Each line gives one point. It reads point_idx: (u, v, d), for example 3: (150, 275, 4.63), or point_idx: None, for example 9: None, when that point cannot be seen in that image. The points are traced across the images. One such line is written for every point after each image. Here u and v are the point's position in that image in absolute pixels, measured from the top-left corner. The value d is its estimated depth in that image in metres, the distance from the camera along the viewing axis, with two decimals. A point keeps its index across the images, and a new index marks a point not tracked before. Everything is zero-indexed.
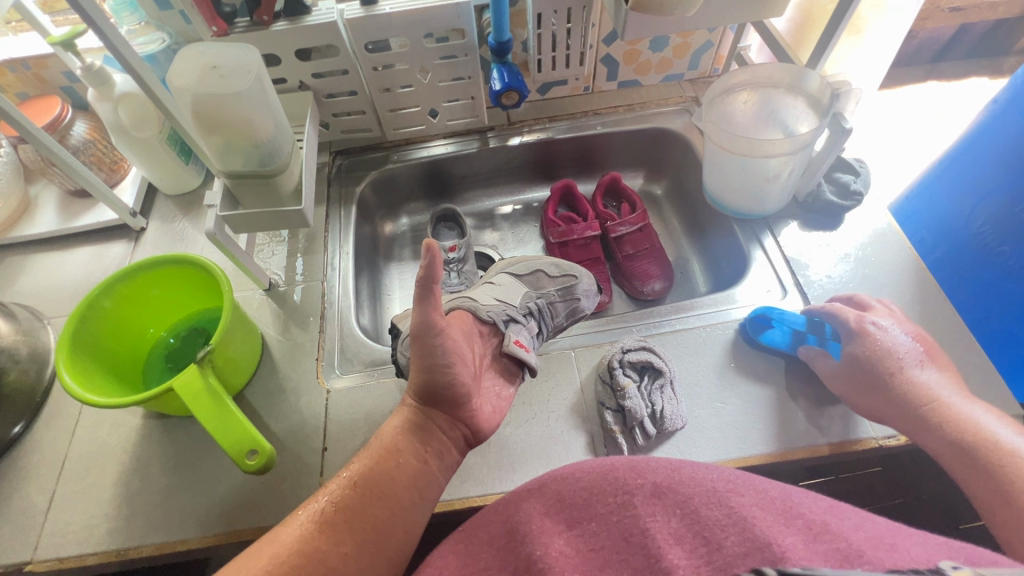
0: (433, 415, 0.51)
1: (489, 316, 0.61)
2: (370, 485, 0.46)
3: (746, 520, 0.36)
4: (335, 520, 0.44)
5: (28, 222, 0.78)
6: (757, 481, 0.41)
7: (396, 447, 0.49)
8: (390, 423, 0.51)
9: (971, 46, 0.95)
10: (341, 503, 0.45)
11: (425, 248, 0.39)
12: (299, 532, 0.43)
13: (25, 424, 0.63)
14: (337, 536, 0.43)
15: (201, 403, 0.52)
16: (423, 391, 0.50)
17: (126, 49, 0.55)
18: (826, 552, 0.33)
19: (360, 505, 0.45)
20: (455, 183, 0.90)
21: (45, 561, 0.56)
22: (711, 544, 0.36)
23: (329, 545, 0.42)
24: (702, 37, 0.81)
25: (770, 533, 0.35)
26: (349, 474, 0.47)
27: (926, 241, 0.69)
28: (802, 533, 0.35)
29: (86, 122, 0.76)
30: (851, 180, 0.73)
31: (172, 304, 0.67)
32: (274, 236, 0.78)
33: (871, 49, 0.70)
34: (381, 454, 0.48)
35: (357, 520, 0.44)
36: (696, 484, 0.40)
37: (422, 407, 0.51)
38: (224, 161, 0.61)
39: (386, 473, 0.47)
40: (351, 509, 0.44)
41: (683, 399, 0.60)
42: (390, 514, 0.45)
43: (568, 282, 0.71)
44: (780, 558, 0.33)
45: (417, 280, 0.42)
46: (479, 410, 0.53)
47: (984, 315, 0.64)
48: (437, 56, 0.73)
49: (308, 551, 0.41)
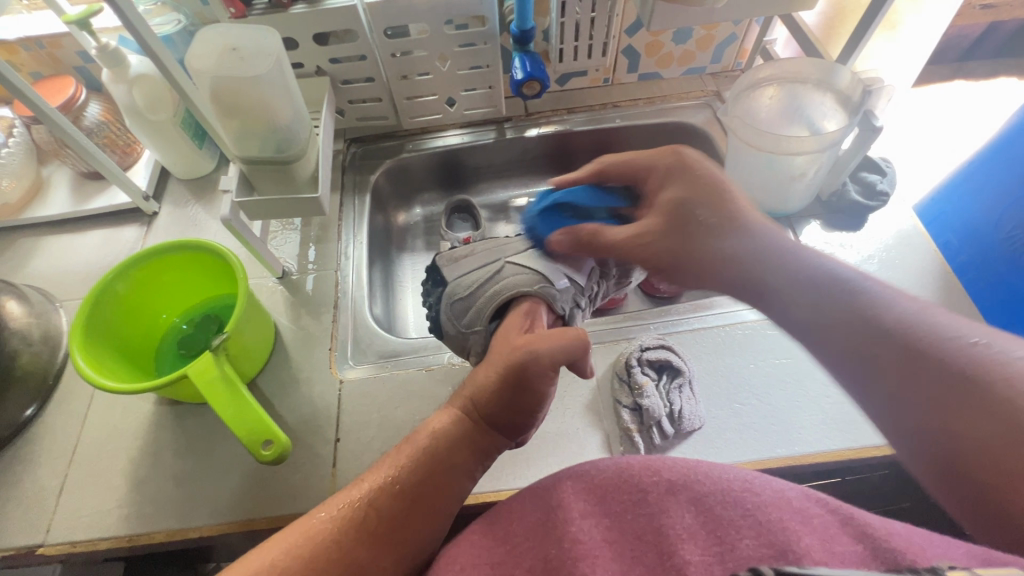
0: (489, 432, 0.49)
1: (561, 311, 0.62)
2: (414, 498, 0.44)
3: (765, 524, 0.36)
4: (376, 534, 0.42)
5: (40, 203, 0.77)
6: (775, 482, 0.40)
7: (445, 457, 0.47)
8: (438, 428, 0.49)
9: (1002, 44, 0.92)
10: (382, 513, 0.43)
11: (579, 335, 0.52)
12: (336, 540, 0.41)
13: (38, 406, 0.63)
14: (375, 549, 0.41)
15: (215, 390, 0.52)
16: (487, 403, 0.49)
17: (145, 28, 0.54)
18: (845, 556, 0.33)
19: (405, 519, 0.43)
20: (470, 174, 0.89)
21: (56, 544, 0.56)
22: (725, 544, 0.36)
23: (368, 557, 0.41)
24: (726, 30, 0.79)
25: (788, 536, 0.34)
26: (397, 482, 0.45)
27: (952, 244, 0.67)
28: (818, 535, 0.35)
29: (100, 103, 0.75)
30: (877, 179, 0.72)
31: (185, 289, 0.66)
32: (287, 223, 0.77)
33: (904, 44, 0.68)
34: (427, 462, 0.46)
35: (399, 535, 0.43)
36: (712, 481, 0.40)
37: (474, 416, 0.49)
38: (241, 146, 0.61)
39: (435, 487, 0.45)
40: (393, 523, 0.43)
41: (702, 399, 0.59)
42: (432, 528, 0.44)
43: (630, 259, 0.68)
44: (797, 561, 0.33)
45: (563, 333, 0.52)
46: (531, 427, 0.52)
47: (1010, 321, 0.60)
48: (456, 44, 0.71)
49: (346, 562, 0.40)
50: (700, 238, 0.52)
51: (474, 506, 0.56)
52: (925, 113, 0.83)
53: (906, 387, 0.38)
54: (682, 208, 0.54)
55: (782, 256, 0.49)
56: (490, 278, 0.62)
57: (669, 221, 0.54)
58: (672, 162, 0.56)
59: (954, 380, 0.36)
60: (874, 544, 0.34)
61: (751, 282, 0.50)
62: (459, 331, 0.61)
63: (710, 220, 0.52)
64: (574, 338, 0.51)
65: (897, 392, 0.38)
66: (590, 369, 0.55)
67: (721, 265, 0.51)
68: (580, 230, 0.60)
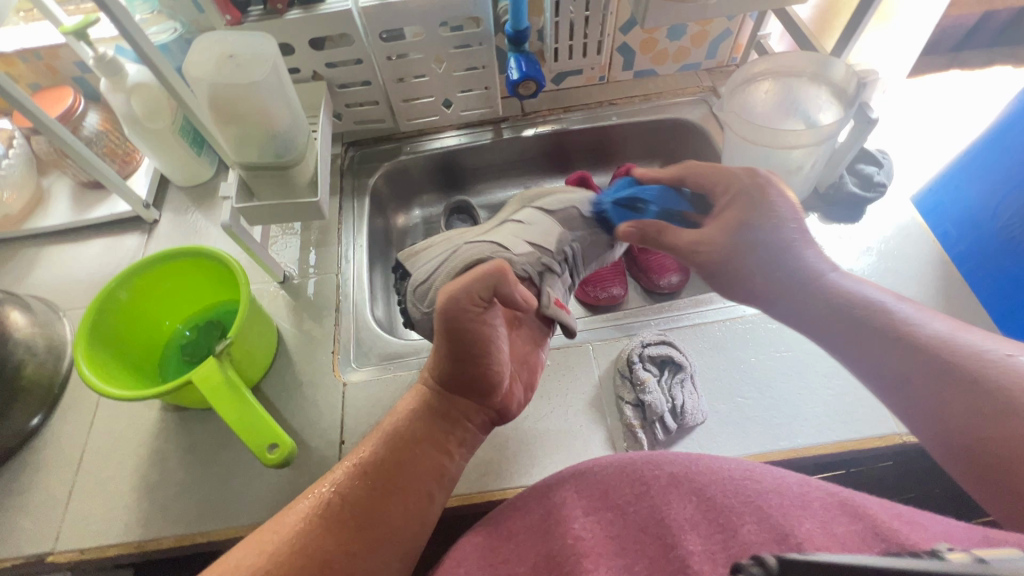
0: (455, 401, 0.50)
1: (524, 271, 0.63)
2: (381, 479, 0.46)
3: (765, 510, 0.36)
4: (342, 520, 0.43)
5: (42, 214, 0.77)
6: (772, 470, 0.40)
7: (409, 433, 0.48)
8: (402, 413, 0.50)
9: (995, 32, 0.92)
10: (347, 498, 0.44)
11: (500, 267, 0.45)
12: (308, 529, 0.42)
13: (44, 415, 0.63)
14: (344, 536, 0.42)
15: (219, 395, 0.52)
16: (440, 374, 0.49)
17: (142, 38, 0.54)
18: (846, 537, 0.34)
19: (375, 502, 0.45)
20: (468, 174, 0.89)
21: (66, 551, 0.56)
22: (728, 530, 0.36)
23: (336, 546, 0.42)
24: (720, 25, 0.80)
25: (788, 522, 0.35)
26: (358, 469, 0.46)
27: (950, 234, 0.67)
28: (818, 519, 0.35)
29: (99, 113, 0.76)
30: (874, 172, 0.72)
31: (188, 296, 0.67)
32: (287, 228, 0.78)
33: (898, 34, 0.68)
34: (395, 444, 0.48)
35: (370, 516, 0.44)
36: (710, 472, 0.40)
37: (436, 390, 0.50)
38: (240, 152, 0.61)
39: (400, 466, 0.47)
40: (358, 503, 0.44)
41: (703, 393, 0.60)
42: (405, 507, 0.45)
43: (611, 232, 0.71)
44: (797, 546, 0.34)
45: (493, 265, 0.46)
46: (500, 390, 0.50)
47: (1009, 308, 0.60)
48: (452, 45, 0.72)
49: (310, 551, 0.41)
50: (753, 262, 0.53)
51: (480, 506, 0.56)
52: (920, 105, 0.83)
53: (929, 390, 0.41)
54: (742, 226, 0.54)
55: (824, 293, 0.50)
56: (448, 258, 0.65)
57: (728, 243, 0.54)
58: (747, 185, 0.55)
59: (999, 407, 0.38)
60: (873, 524, 0.34)
61: (788, 306, 0.52)
62: (424, 314, 0.63)
63: (764, 240, 0.53)
64: (488, 267, 0.45)
65: (941, 397, 0.41)
66: (530, 298, 0.48)
67: (754, 282, 0.53)
68: (648, 227, 0.59)
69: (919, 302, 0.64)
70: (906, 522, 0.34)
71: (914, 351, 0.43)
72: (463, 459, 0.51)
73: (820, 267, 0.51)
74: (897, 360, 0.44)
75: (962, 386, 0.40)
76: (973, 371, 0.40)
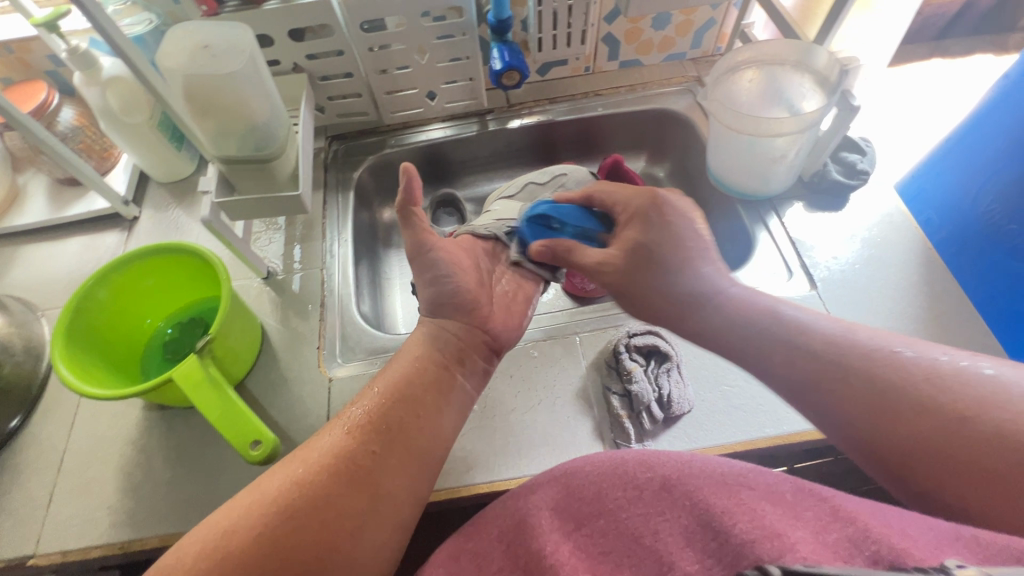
0: (451, 322, 0.54)
1: (488, 232, 0.65)
2: (397, 393, 0.48)
3: (757, 512, 0.35)
4: (363, 428, 0.45)
5: (18, 211, 0.76)
6: (770, 475, 0.39)
7: (419, 353, 0.51)
8: (413, 343, 0.53)
9: (976, 22, 0.92)
10: (368, 411, 0.46)
11: (403, 170, 0.47)
12: (338, 442, 0.44)
13: (23, 417, 0.62)
14: (366, 440, 0.44)
15: (201, 393, 0.51)
16: (429, 300, 0.54)
17: (114, 30, 0.53)
18: (837, 545, 0.33)
19: (398, 414, 0.46)
20: (454, 167, 0.88)
21: (47, 554, 0.55)
22: (720, 538, 0.35)
23: (358, 449, 0.44)
24: (705, 14, 0.79)
25: (781, 524, 0.34)
26: (378, 390, 0.48)
27: (933, 221, 0.67)
28: (812, 526, 0.34)
29: (74, 108, 0.74)
30: (858, 159, 0.72)
31: (169, 294, 0.66)
32: (270, 224, 0.77)
33: (879, 21, 0.68)
34: (410, 365, 0.50)
35: (396, 428, 0.46)
36: (704, 475, 0.39)
37: (445, 318, 0.54)
38: (218, 146, 0.60)
39: (412, 381, 0.49)
40: (378, 414, 0.46)
41: (690, 382, 0.60)
42: (425, 421, 0.47)
43: (560, 180, 0.75)
44: (791, 550, 0.32)
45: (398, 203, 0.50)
46: (488, 309, 0.56)
47: (988, 295, 0.61)
48: (434, 36, 0.71)
49: (337, 455, 0.43)
50: (654, 277, 0.53)
51: (468, 499, 0.56)
52: (903, 93, 0.83)
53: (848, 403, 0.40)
54: (640, 248, 0.54)
55: (738, 311, 0.48)
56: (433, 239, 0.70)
57: (629, 260, 0.55)
58: (644, 207, 0.56)
59: (918, 407, 0.37)
60: (864, 528, 0.33)
61: (713, 335, 0.49)
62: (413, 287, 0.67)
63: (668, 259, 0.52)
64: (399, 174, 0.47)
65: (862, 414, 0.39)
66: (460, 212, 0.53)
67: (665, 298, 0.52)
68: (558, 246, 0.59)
69: (901, 289, 0.64)
70: (896, 517, 0.34)
71: (831, 363, 0.42)
72: (475, 384, 0.53)
73: (712, 281, 0.51)
74: (799, 366, 0.43)
75: (873, 391, 0.39)
76: (881, 374, 0.39)
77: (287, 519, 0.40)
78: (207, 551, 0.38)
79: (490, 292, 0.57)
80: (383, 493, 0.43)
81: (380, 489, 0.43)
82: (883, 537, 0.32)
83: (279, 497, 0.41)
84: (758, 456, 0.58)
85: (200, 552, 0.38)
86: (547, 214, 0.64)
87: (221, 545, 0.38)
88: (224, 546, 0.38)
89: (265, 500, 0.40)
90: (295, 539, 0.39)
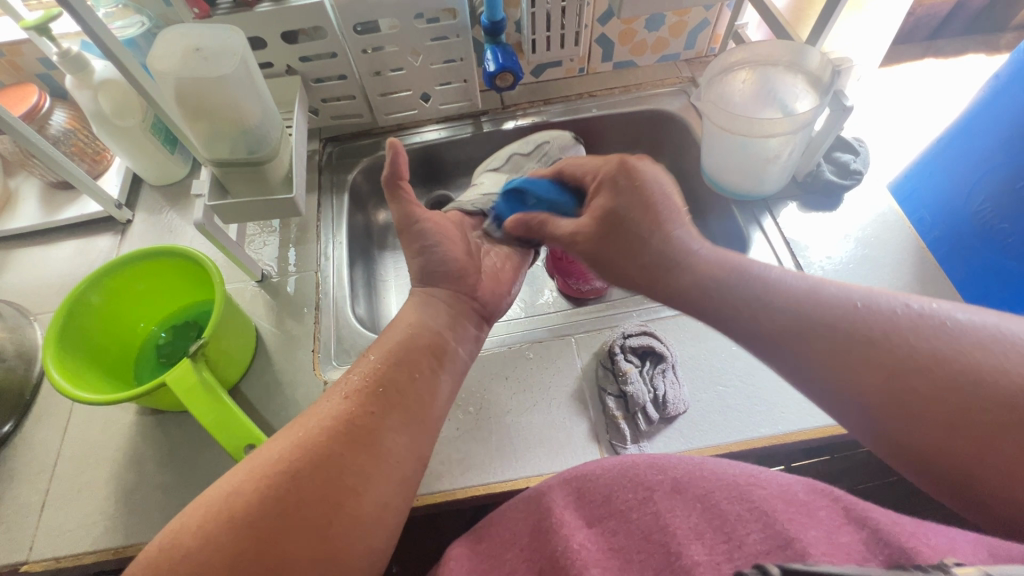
0: (436, 293, 0.55)
1: (476, 208, 0.69)
2: (394, 357, 0.48)
3: (770, 516, 0.36)
4: (364, 390, 0.45)
5: (9, 216, 0.75)
6: (781, 476, 0.40)
7: (414, 320, 0.51)
8: (405, 313, 0.53)
9: (968, 22, 0.93)
10: (367, 375, 0.46)
11: (390, 145, 0.48)
12: (338, 406, 0.44)
13: (15, 422, 0.62)
14: (367, 401, 0.44)
15: (194, 396, 0.51)
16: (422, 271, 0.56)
17: (105, 34, 0.53)
18: (850, 548, 0.34)
19: (395, 377, 0.46)
20: (449, 169, 0.88)
21: (41, 560, 0.55)
22: (733, 541, 0.36)
23: (358, 410, 0.44)
24: (698, 15, 0.80)
25: (792, 527, 0.35)
26: (374, 355, 0.48)
27: (926, 220, 0.68)
28: (825, 528, 0.35)
29: (66, 111, 0.74)
30: (851, 159, 0.73)
31: (163, 297, 0.65)
32: (264, 227, 0.77)
33: (870, 21, 0.69)
34: (404, 333, 0.50)
35: (393, 389, 0.46)
36: (718, 479, 0.39)
37: (440, 295, 0.55)
38: (212, 149, 0.60)
39: (409, 345, 0.49)
40: (376, 376, 0.46)
41: (685, 383, 0.60)
42: (420, 383, 0.47)
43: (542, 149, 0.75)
44: (802, 554, 0.33)
45: (386, 180, 0.51)
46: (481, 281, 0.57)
47: (985, 292, 0.62)
48: (428, 38, 0.71)
49: (338, 417, 0.43)
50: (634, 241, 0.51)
51: (464, 501, 0.56)
52: (895, 93, 0.84)
53: (872, 380, 0.37)
54: (616, 216, 0.51)
55: (731, 269, 0.46)
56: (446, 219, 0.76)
57: (601, 226, 0.52)
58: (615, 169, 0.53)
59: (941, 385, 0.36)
60: (875, 530, 0.34)
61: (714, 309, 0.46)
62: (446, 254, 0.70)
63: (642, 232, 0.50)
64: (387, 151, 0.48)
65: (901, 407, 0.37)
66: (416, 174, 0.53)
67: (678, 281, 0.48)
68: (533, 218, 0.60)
69: (897, 288, 0.65)
70: (902, 525, 0.34)
71: (849, 343, 0.39)
72: (467, 351, 0.53)
73: (688, 245, 0.49)
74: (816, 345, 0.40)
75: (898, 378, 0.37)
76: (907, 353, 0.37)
77: (292, 479, 0.39)
78: (214, 512, 0.38)
79: (476, 261, 0.59)
80: (385, 452, 0.43)
81: (381, 447, 0.43)
82: (896, 537, 0.33)
83: (285, 457, 0.40)
84: (754, 456, 0.58)
85: (208, 514, 0.38)
86: (521, 188, 0.64)
87: (228, 505, 0.38)
88: (235, 505, 0.38)
89: (272, 462, 0.40)
90: (302, 498, 0.39)
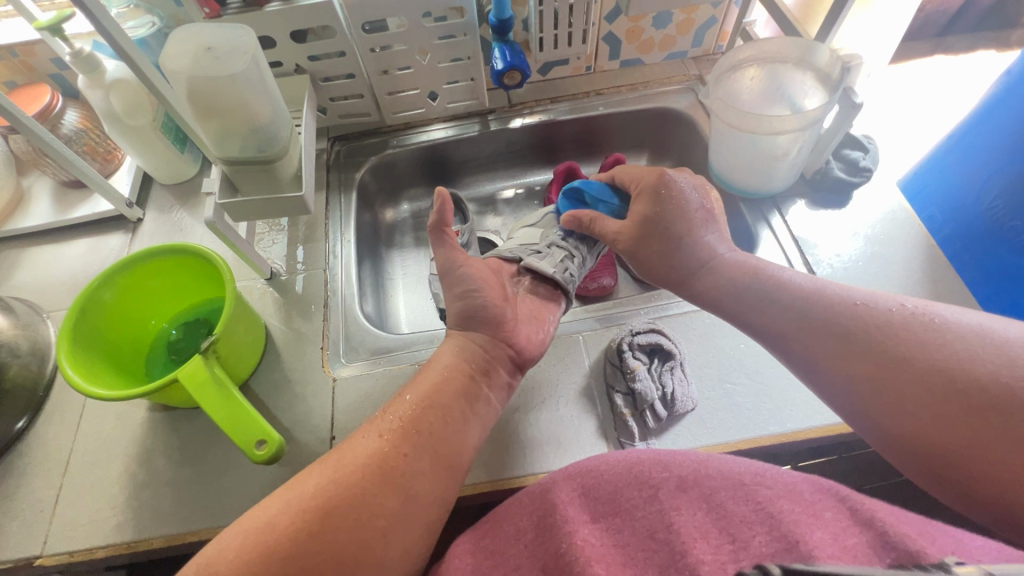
0: (469, 335, 0.54)
1: (513, 255, 0.65)
2: (428, 402, 0.48)
3: (776, 517, 0.35)
4: (399, 431, 0.45)
5: (22, 214, 0.76)
6: (787, 474, 0.40)
7: (450, 363, 0.52)
8: (442, 355, 0.53)
9: (980, 18, 0.92)
10: (404, 417, 0.47)
11: (438, 195, 0.50)
12: (374, 444, 0.44)
13: (28, 418, 0.63)
14: (402, 444, 0.44)
15: (206, 393, 0.51)
16: None
17: (118, 32, 0.53)
18: (858, 550, 0.33)
19: (428, 420, 0.47)
20: (456, 167, 0.89)
21: (55, 554, 0.55)
22: (739, 542, 0.35)
23: (393, 451, 0.44)
24: (706, 13, 0.79)
25: (798, 529, 0.34)
26: (410, 397, 0.48)
27: (936, 218, 0.67)
28: (832, 529, 0.35)
29: (78, 111, 0.75)
30: (860, 157, 0.72)
31: (175, 293, 0.66)
32: (273, 224, 0.77)
33: (880, 18, 0.68)
34: (440, 374, 0.51)
35: (426, 432, 0.46)
36: (724, 477, 0.39)
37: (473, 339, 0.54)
38: (222, 147, 0.60)
39: (444, 388, 0.49)
40: (411, 419, 0.46)
41: (693, 380, 0.60)
42: (452, 428, 0.47)
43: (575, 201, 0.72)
44: (808, 557, 0.32)
45: (432, 227, 0.53)
46: (518, 327, 0.56)
47: (994, 290, 0.61)
48: (435, 36, 0.71)
49: (375, 456, 0.43)
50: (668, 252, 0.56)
51: (471, 497, 0.56)
52: (905, 90, 0.83)
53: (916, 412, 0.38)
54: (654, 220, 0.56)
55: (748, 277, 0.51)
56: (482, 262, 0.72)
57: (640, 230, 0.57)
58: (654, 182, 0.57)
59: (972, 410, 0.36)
60: (883, 533, 0.34)
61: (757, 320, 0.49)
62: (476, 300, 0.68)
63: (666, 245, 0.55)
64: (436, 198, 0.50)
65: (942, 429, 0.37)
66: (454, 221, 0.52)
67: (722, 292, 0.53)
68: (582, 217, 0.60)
69: (904, 284, 0.64)
70: (912, 523, 0.34)
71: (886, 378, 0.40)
72: (497, 398, 0.53)
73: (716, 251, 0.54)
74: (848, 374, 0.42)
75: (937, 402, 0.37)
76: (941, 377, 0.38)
77: (326, 515, 0.39)
78: (251, 543, 0.38)
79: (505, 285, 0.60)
80: (414, 494, 0.43)
81: (411, 489, 0.43)
82: (902, 540, 0.33)
83: (320, 492, 0.41)
84: (761, 453, 0.58)
85: (244, 542, 0.38)
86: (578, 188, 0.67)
87: (265, 540, 0.38)
88: (268, 537, 0.38)
89: (309, 496, 0.40)
90: (333, 535, 0.39)
